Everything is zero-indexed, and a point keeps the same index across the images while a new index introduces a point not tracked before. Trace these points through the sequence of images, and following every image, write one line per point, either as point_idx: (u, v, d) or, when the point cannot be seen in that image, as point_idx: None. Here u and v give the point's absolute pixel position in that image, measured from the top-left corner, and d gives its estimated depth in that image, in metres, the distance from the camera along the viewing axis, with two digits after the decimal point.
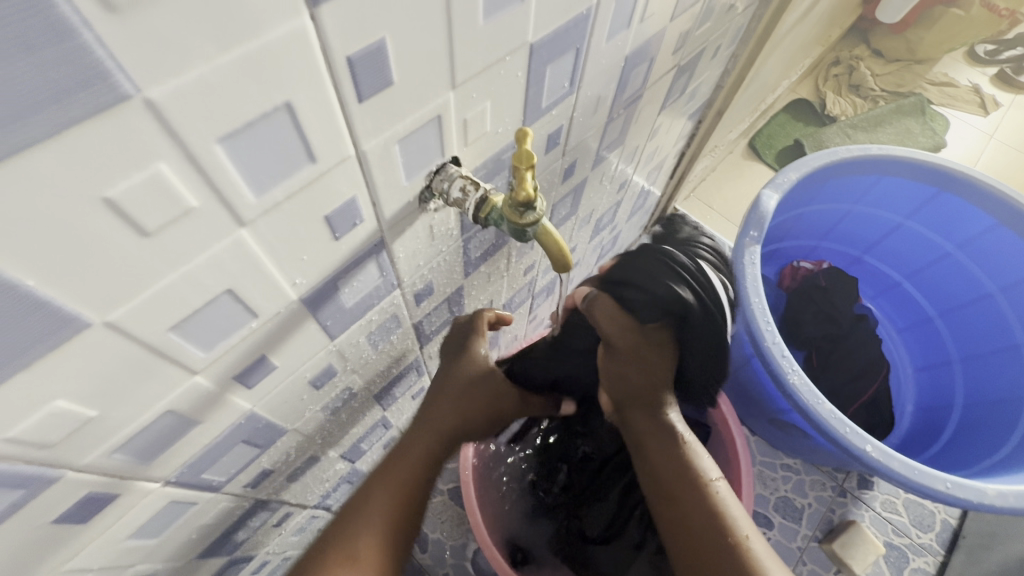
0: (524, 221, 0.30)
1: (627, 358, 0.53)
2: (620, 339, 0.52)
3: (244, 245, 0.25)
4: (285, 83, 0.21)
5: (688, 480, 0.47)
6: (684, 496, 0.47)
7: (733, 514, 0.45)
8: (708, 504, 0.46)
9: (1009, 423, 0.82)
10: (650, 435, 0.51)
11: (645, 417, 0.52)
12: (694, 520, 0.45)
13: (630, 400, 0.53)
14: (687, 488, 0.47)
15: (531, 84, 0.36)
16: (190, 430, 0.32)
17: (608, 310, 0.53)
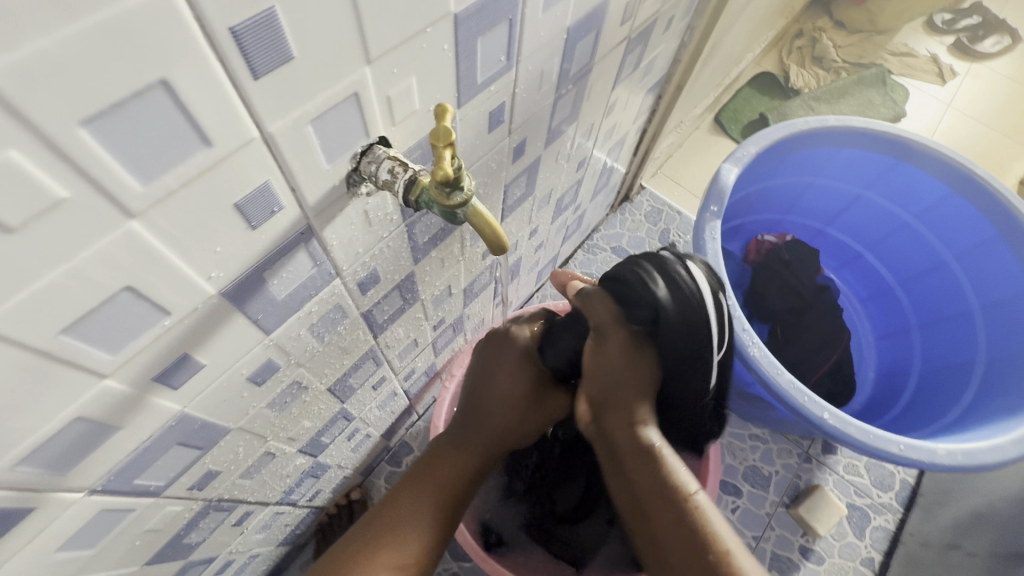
0: (453, 203, 0.29)
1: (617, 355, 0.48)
2: (613, 333, 0.49)
3: (138, 238, 0.23)
4: (157, 58, 0.19)
5: (666, 493, 0.44)
6: (655, 511, 0.44)
7: (719, 533, 0.43)
8: (685, 519, 0.43)
9: (962, 385, 0.85)
10: (624, 444, 0.47)
11: (624, 427, 0.48)
12: (671, 540, 0.43)
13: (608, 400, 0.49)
14: (668, 512, 0.44)
15: (461, 59, 0.34)
16: (111, 436, 0.30)
17: (601, 303, 0.49)
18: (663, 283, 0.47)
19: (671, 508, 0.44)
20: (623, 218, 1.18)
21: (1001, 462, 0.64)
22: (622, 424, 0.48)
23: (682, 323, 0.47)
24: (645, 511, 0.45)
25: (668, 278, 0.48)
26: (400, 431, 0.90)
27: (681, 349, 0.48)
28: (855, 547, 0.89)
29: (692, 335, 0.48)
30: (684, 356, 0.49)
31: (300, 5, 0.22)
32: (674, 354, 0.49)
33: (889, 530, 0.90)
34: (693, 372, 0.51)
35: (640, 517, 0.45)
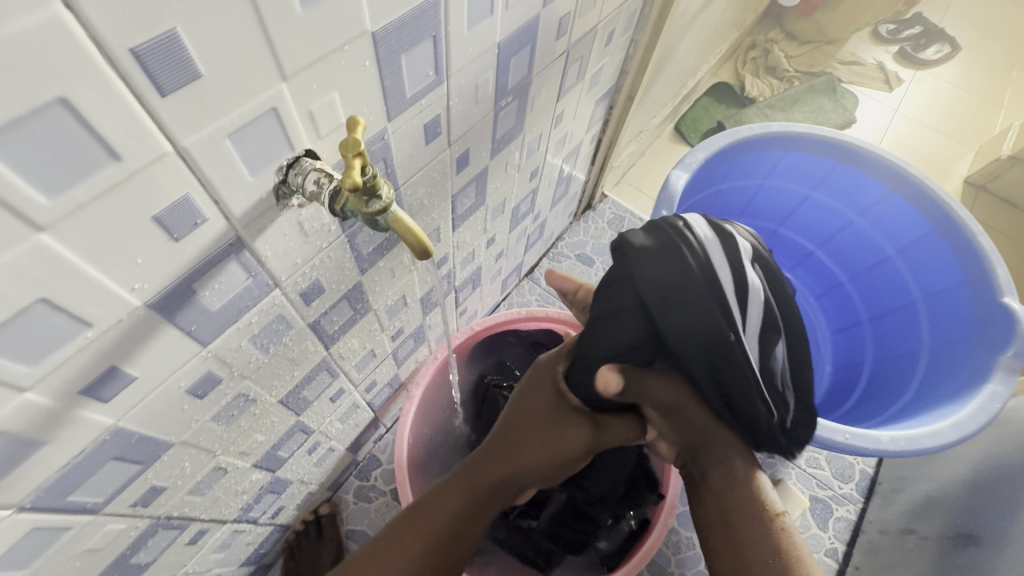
0: (372, 210, 0.30)
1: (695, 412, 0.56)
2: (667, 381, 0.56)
3: (49, 251, 0.24)
4: (53, 77, 0.20)
5: (748, 513, 0.52)
6: (751, 531, 0.51)
7: (802, 552, 0.49)
8: (775, 538, 0.50)
9: (909, 375, 0.88)
10: (716, 469, 0.56)
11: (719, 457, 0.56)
12: (753, 554, 0.50)
13: (701, 442, 0.57)
14: (754, 526, 0.51)
15: (385, 74, 0.36)
16: (37, 450, 0.30)
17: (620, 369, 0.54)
18: (660, 288, 0.49)
19: (765, 528, 0.51)
20: (586, 226, 1.21)
21: (941, 446, 0.67)
22: (713, 455, 0.56)
23: (691, 317, 0.49)
24: (733, 532, 0.52)
25: (673, 281, 0.48)
26: (367, 444, 0.90)
27: (703, 348, 0.51)
28: (819, 538, 0.91)
29: (709, 333, 0.49)
30: (714, 353, 0.50)
31: (201, 25, 0.23)
32: (707, 357, 0.51)
33: (851, 520, 0.92)
34: (737, 362, 0.51)
35: (727, 539, 0.52)
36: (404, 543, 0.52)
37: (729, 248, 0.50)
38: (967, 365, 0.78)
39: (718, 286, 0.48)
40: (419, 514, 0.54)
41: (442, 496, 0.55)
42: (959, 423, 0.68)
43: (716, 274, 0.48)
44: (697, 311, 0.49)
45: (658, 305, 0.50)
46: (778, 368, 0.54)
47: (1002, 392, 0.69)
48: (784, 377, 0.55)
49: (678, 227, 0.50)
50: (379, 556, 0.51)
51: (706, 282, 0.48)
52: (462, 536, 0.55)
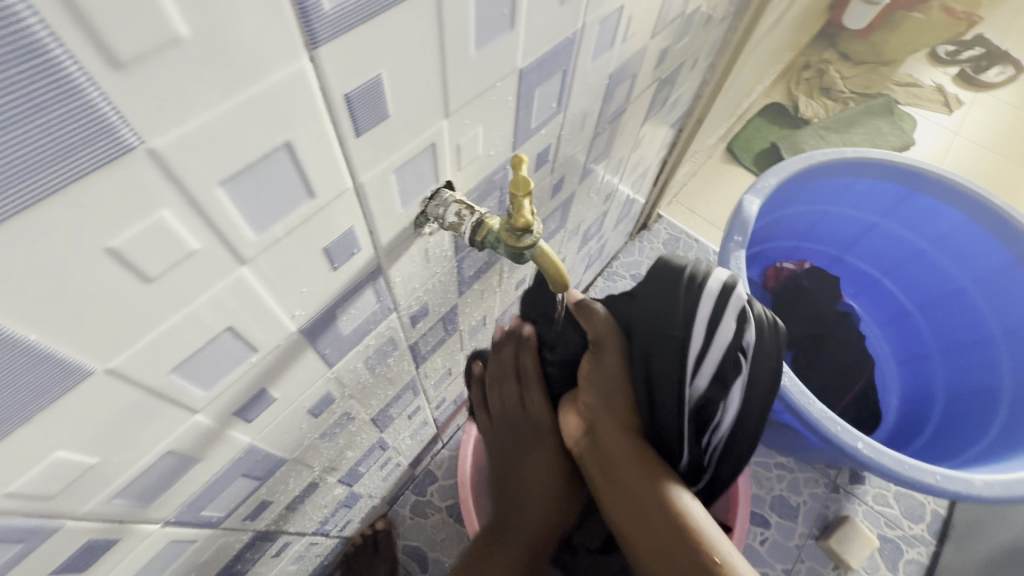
0: (522, 244, 0.31)
1: (613, 371, 0.50)
2: (608, 349, 0.49)
3: (244, 282, 0.25)
4: (283, 124, 0.21)
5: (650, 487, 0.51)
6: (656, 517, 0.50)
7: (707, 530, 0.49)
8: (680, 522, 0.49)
9: (989, 413, 0.85)
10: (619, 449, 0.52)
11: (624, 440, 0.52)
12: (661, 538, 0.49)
13: (603, 417, 0.52)
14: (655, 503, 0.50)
15: (520, 107, 0.36)
16: (190, 469, 0.31)
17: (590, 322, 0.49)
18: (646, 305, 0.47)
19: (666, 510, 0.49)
20: (641, 246, 1.20)
21: None
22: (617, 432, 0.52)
23: (654, 326, 0.47)
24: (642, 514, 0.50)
25: (657, 291, 0.47)
26: (425, 459, 0.90)
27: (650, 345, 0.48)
28: None
29: (660, 345, 0.47)
30: (655, 370, 0.49)
31: (401, 71, 0.24)
32: (646, 366, 0.49)
33: (922, 563, 0.88)
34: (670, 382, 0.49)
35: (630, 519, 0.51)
36: None
37: (728, 307, 0.46)
38: None
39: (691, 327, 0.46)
40: None
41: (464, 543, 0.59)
42: None
43: (695, 316, 0.46)
44: (674, 311, 0.46)
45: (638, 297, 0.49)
46: (715, 441, 0.54)
47: None
48: (709, 450, 0.54)
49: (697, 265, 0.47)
50: None
51: (683, 314, 0.46)
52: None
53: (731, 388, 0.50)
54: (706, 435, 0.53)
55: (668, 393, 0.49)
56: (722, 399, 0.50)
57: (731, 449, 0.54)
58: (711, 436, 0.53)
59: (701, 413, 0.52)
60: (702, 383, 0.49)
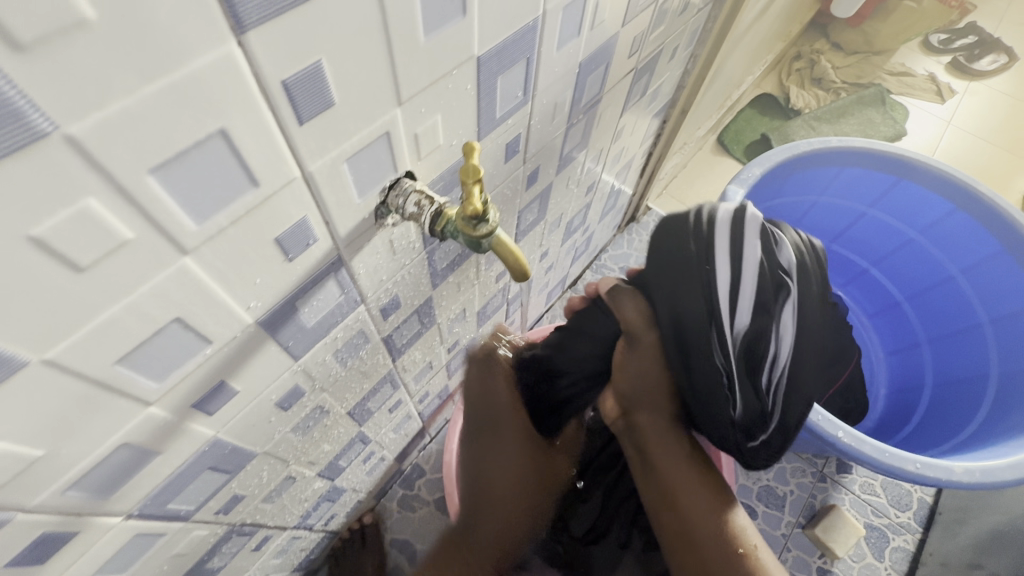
0: (478, 234, 0.31)
1: (649, 351, 0.54)
2: (643, 333, 0.54)
3: (189, 273, 0.25)
4: (216, 109, 0.21)
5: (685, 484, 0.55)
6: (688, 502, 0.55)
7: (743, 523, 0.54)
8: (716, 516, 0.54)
9: (975, 401, 0.85)
10: (656, 443, 0.57)
11: (662, 425, 0.57)
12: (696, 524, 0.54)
13: (637, 403, 0.57)
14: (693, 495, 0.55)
15: (482, 95, 0.36)
16: (150, 461, 0.31)
17: (630, 304, 0.55)
18: (659, 264, 0.52)
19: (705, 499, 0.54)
20: (630, 238, 1.19)
21: (1020, 479, 0.63)
22: (654, 419, 0.57)
23: (674, 280, 0.51)
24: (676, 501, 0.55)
25: (669, 258, 0.51)
26: (413, 454, 0.90)
27: (671, 299, 0.51)
28: (875, 568, 0.87)
29: (685, 285, 0.50)
30: (684, 320, 0.51)
31: (342, 57, 0.24)
32: (676, 322, 0.51)
33: (909, 551, 0.89)
34: (700, 327, 0.50)
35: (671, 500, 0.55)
36: None
37: (738, 241, 0.49)
38: None
39: (711, 262, 0.49)
40: None
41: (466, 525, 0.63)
42: None
43: (714, 251, 0.49)
44: (692, 263, 0.50)
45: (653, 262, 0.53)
46: (773, 380, 0.52)
47: None
48: (772, 392, 0.53)
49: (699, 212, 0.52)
50: None
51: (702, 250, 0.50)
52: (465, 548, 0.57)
53: (780, 314, 0.50)
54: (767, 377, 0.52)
55: (702, 342, 0.50)
56: (768, 335, 0.51)
57: (795, 387, 0.53)
58: (772, 376, 0.52)
59: (755, 354, 0.51)
60: (745, 318, 0.50)
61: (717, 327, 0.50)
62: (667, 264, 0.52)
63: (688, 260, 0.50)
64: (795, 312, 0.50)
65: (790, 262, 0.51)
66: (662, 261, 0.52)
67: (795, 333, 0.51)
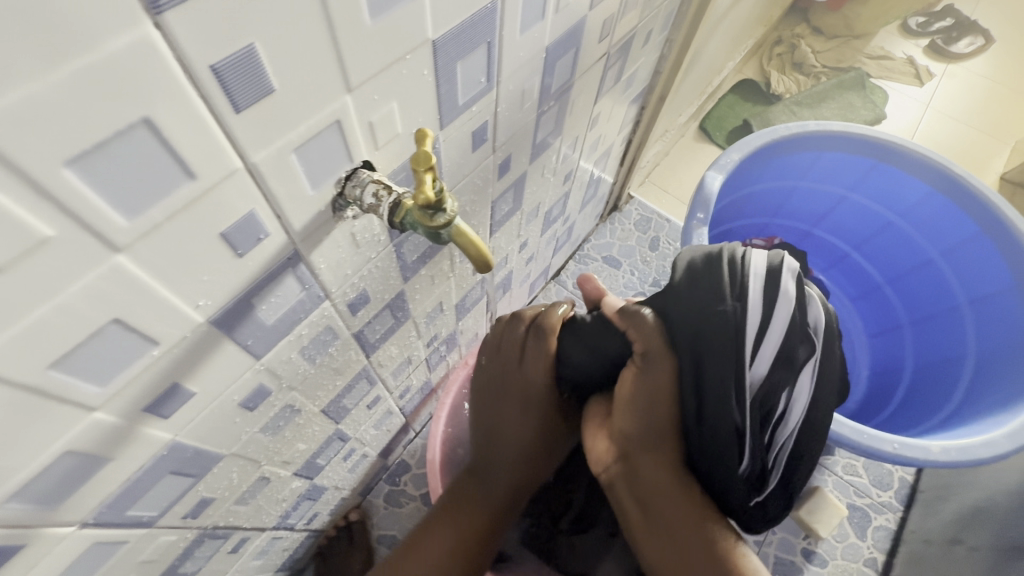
0: (436, 224, 0.30)
1: (662, 377, 0.51)
2: (661, 363, 0.51)
3: (124, 271, 0.23)
4: (138, 96, 0.19)
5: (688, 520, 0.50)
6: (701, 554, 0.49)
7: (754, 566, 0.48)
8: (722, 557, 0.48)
9: (954, 381, 0.86)
10: (657, 483, 0.52)
11: (661, 461, 0.53)
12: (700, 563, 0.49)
13: (636, 444, 0.53)
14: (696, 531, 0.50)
15: (441, 81, 0.35)
16: (101, 468, 0.30)
17: (643, 330, 0.52)
18: (687, 301, 0.51)
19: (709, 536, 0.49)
20: (613, 227, 1.19)
21: (996, 456, 0.64)
22: (654, 460, 0.52)
23: (703, 315, 0.50)
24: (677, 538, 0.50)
25: (703, 295, 0.51)
26: (397, 449, 0.89)
27: (698, 337, 0.50)
28: (857, 548, 0.89)
29: (717, 323, 0.49)
30: (708, 356, 0.50)
31: (278, 40, 0.23)
32: (698, 362, 0.50)
33: (891, 529, 0.90)
34: (721, 372, 0.50)
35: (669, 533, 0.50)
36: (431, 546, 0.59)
37: (772, 289, 0.51)
38: (1018, 372, 0.75)
39: (743, 299, 0.50)
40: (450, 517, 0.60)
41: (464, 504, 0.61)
42: (1014, 432, 0.65)
43: (748, 290, 0.51)
44: (728, 306, 0.50)
45: (676, 293, 0.52)
46: (779, 437, 0.56)
47: None
48: (773, 448, 0.56)
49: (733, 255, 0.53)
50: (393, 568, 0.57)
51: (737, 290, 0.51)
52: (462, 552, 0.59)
53: (798, 373, 0.53)
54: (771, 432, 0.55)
55: (721, 388, 0.50)
56: (780, 393, 0.53)
57: (794, 448, 0.56)
58: (777, 431, 0.55)
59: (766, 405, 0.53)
60: (763, 369, 0.52)
61: (742, 369, 0.50)
62: (703, 298, 0.51)
63: (723, 301, 0.50)
64: (813, 373, 0.54)
65: (818, 322, 0.54)
66: (695, 291, 0.52)
67: (808, 400, 0.55)
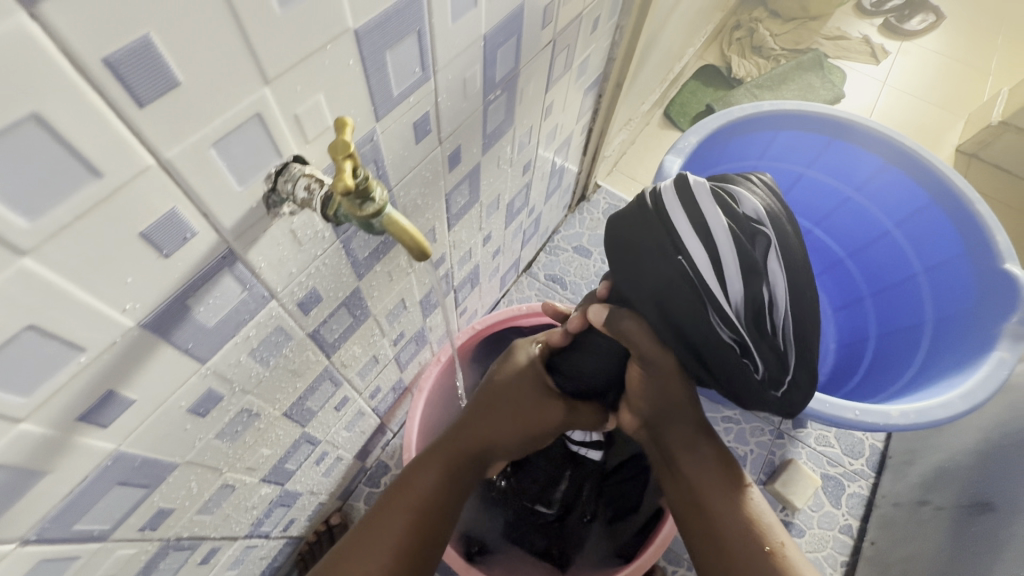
0: (366, 213, 0.30)
1: (669, 371, 0.55)
2: (660, 356, 0.54)
3: (33, 275, 0.23)
4: (22, 91, 0.19)
5: (713, 484, 0.55)
6: (715, 502, 0.54)
7: (769, 521, 0.53)
8: (739, 512, 0.53)
9: (914, 347, 0.88)
10: (683, 448, 0.58)
11: (684, 431, 0.59)
12: (721, 521, 0.53)
13: (662, 419, 0.59)
14: (716, 491, 0.55)
15: (370, 73, 0.34)
16: (38, 480, 0.30)
17: (633, 326, 0.54)
18: (642, 277, 0.52)
19: (729, 496, 0.54)
20: (582, 217, 1.20)
21: (951, 417, 0.67)
22: (679, 432, 0.59)
23: (663, 290, 0.51)
24: (700, 499, 0.55)
25: (647, 261, 0.51)
26: (375, 451, 0.89)
27: (671, 318, 0.52)
28: (833, 516, 0.91)
29: (668, 289, 0.50)
30: (688, 327, 0.51)
31: (178, 30, 0.22)
32: (688, 340, 0.52)
33: (864, 496, 0.92)
34: (706, 334, 0.51)
35: (693, 496, 0.56)
36: (390, 520, 0.53)
37: (699, 217, 0.49)
38: (972, 334, 0.77)
39: (681, 248, 0.49)
40: (405, 492, 0.55)
41: (420, 470, 0.57)
42: (968, 393, 0.68)
43: (681, 236, 0.49)
44: (678, 261, 0.49)
45: (626, 276, 0.54)
46: (779, 329, 0.50)
47: (1009, 358, 0.69)
48: (781, 334, 0.51)
49: (648, 202, 0.52)
50: (347, 549, 0.51)
51: (668, 242, 0.49)
52: (432, 539, 0.54)
53: (768, 268, 0.49)
54: (770, 320, 0.50)
55: (723, 356, 0.51)
56: (766, 298, 0.49)
57: (802, 326, 0.51)
58: (777, 321, 0.50)
59: (750, 310, 0.49)
60: (736, 287, 0.48)
61: (711, 303, 0.49)
62: (654, 264, 0.51)
63: (664, 258, 0.50)
64: (778, 257, 0.49)
65: (754, 210, 0.49)
66: (641, 265, 0.52)
67: (785, 276, 0.49)
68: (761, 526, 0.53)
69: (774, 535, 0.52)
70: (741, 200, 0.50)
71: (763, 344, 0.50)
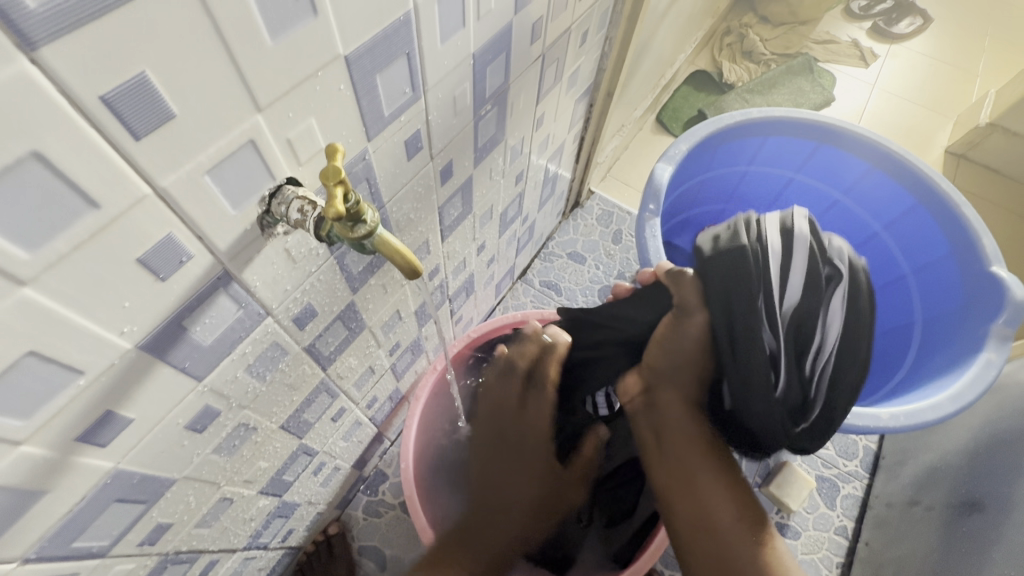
0: (357, 235, 0.31)
1: (692, 338, 0.59)
2: (694, 314, 0.59)
3: (34, 303, 0.24)
4: (22, 131, 0.20)
5: (705, 460, 0.57)
6: (705, 484, 0.55)
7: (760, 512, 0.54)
8: (731, 495, 0.54)
9: (905, 348, 0.89)
10: (676, 420, 0.59)
11: (680, 404, 0.60)
12: (712, 504, 0.54)
13: (663, 384, 0.61)
14: (709, 471, 0.56)
15: (361, 95, 0.35)
16: (39, 500, 0.30)
17: (689, 287, 0.61)
18: (713, 265, 0.60)
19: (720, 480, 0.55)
20: (576, 224, 1.21)
21: (940, 418, 0.68)
22: (679, 400, 0.60)
23: (733, 285, 0.58)
24: (692, 477, 0.56)
25: (726, 252, 0.61)
26: (373, 459, 0.89)
27: (722, 298, 0.58)
28: (828, 517, 0.92)
29: (744, 270, 0.59)
30: (734, 306, 0.57)
31: (174, 67, 0.23)
32: (728, 314, 0.57)
33: (858, 497, 0.93)
34: (751, 319, 0.56)
35: (684, 477, 0.56)
36: None
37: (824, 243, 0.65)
38: (960, 335, 0.79)
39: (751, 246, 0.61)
40: None
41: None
42: (956, 394, 0.69)
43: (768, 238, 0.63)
44: (746, 255, 0.60)
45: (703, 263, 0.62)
46: (817, 369, 0.61)
47: (995, 360, 0.70)
48: (814, 379, 0.61)
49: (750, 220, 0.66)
50: None
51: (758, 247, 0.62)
52: None
53: (828, 300, 0.62)
54: (809, 361, 0.60)
55: (753, 344, 0.56)
56: (808, 323, 0.60)
57: (834, 370, 0.61)
58: (816, 361, 0.60)
59: (796, 335, 0.60)
60: (789, 301, 0.61)
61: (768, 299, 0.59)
62: (730, 254, 0.60)
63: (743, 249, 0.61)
64: (842, 301, 0.63)
65: (841, 259, 0.65)
66: (716, 258, 0.61)
67: (841, 321, 0.62)
68: (751, 516, 0.53)
69: (764, 528, 0.52)
70: (828, 245, 0.67)
71: (796, 368, 0.59)
